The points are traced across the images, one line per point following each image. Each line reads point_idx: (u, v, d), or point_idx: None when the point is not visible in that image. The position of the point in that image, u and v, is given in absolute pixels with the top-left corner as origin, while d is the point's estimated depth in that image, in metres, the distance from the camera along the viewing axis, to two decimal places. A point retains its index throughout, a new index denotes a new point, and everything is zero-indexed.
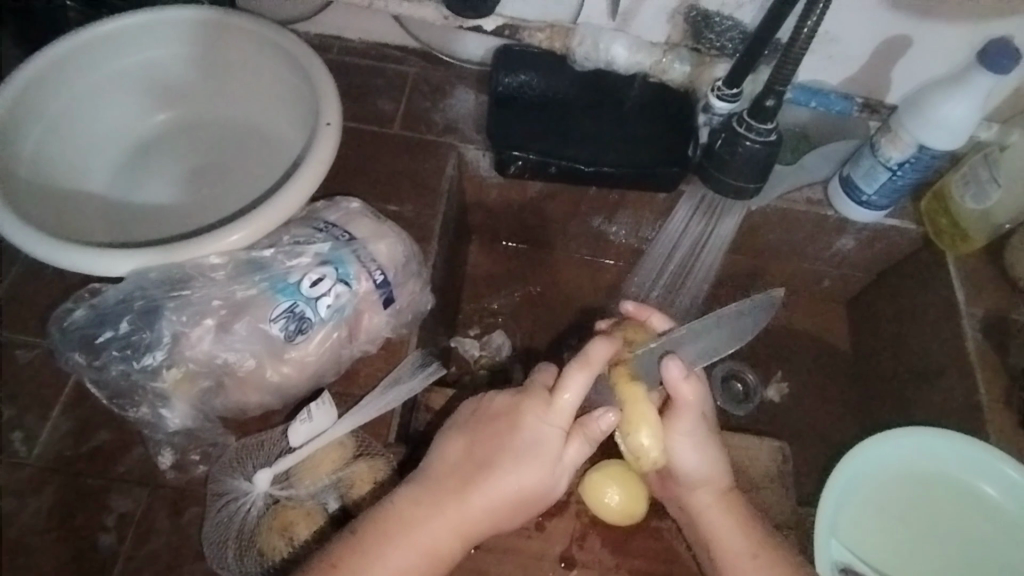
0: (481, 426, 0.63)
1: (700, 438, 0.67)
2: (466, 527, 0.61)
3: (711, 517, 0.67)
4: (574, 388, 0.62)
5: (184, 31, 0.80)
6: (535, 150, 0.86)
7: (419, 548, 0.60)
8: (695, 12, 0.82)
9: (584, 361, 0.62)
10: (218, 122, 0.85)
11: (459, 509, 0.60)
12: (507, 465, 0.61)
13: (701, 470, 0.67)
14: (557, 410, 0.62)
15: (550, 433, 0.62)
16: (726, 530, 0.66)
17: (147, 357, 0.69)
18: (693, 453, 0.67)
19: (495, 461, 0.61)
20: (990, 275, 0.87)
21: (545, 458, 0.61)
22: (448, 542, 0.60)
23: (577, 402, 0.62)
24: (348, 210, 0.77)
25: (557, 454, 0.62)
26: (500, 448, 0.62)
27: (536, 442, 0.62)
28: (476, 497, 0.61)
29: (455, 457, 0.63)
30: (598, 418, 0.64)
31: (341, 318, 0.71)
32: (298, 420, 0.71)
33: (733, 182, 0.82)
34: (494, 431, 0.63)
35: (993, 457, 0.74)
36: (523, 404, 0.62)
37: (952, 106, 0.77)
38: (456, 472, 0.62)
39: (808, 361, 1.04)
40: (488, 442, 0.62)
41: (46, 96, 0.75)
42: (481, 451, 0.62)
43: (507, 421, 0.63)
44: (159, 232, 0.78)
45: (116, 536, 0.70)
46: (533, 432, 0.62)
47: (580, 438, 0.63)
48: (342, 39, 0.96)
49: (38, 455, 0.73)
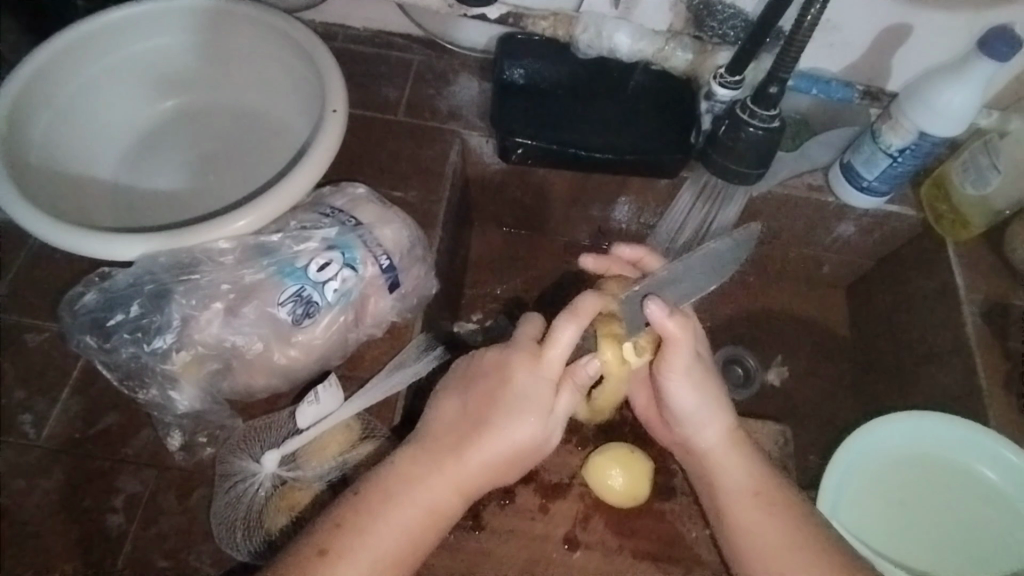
0: (473, 385, 0.65)
1: (694, 378, 0.68)
2: (463, 481, 0.63)
3: (721, 465, 0.69)
4: (563, 339, 0.62)
5: (190, 18, 0.81)
6: (538, 137, 0.87)
7: (420, 502, 0.62)
8: (698, 1, 0.83)
9: (571, 314, 0.63)
10: (224, 110, 0.86)
11: (457, 463, 0.63)
12: (499, 419, 0.63)
13: (698, 413, 0.69)
14: (546, 361, 0.63)
15: (538, 385, 0.63)
16: (735, 479, 0.68)
17: (157, 340, 0.70)
18: (685, 394, 0.68)
19: (488, 416, 0.63)
20: (989, 261, 0.88)
21: (537, 410, 0.63)
22: (447, 497, 0.63)
23: (566, 350, 0.63)
24: (354, 196, 0.78)
25: (547, 406, 0.63)
26: (493, 404, 0.64)
27: (527, 396, 0.63)
28: (472, 452, 0.63)
29: (450, 415, 0.65)
30: (585, 365, 0.66)
31: (348, 302, 0.72)
32: (306, 401, 0.72)
33: (734, 169, 0.82)
34: (486, 388, 0.64)
35: (992, 440, 0.75)
36: (509, 360, 0.64)
37: (953, 93, 0.78)
38: (452, 429, 0.64)
39: (808, 346, 1.05)
40: (481, 398, 0.64)
41: (54, 83, 0.75)
42: (474, 407, 0.64)
43: (497, 376, 0.64)
44: (167, 218, 0.78)
45: (126, 517, 0.71)
46: (521, 385, 0.63)
47: (570, 387, 0.65)
48: (346, 27, 0.97)
49: (48, 437, 0.74)
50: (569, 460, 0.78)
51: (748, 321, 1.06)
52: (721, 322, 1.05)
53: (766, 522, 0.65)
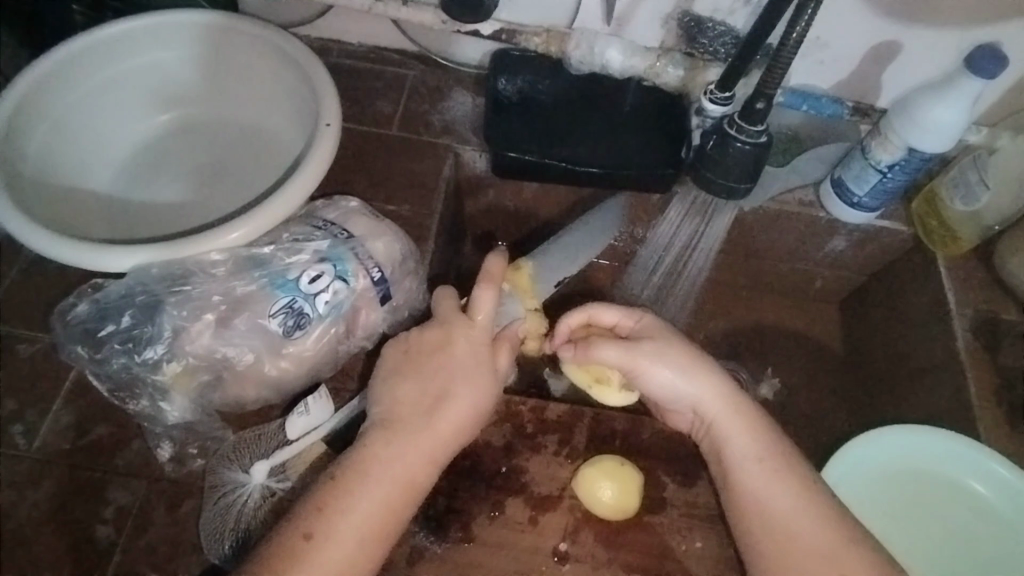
0: (420, 363, 0.67)
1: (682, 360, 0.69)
2: (435, 453, 0.64)
3: (725, 432, 0.68)
4: (483, 304, 0.67)
5: (188, 33, 0.82)
6: (532, 151, 0.87)
7: (396, 478, 0.62)
8: (688, 18, 0.84)
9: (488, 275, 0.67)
10: (219, 124, 0.87)
11: (425, 433, 0.64)
12: (452, 387, 0.66)
13: (685, 386, 0.69)
14: (478, 326, 0.67)
15: (482, 350, 0.67)
16: (741, 446, 0.67)
17: (147, 351, 0.70)
18: (673, 375, 0.69)
19: (440, 386, 0.66)
20: (979, 275, 0.88)
21: (482, 374, 0.67)
22: (421, 469, 0.63)
23: (490, 311, 0.67)
24: (346, 209, 0.78)
25: (491, 368, 0.67)
26: (447, 375, 0.66)
27: (472, 362, 0.67)
28: (434, 421, 0.64)
29: (405, 393, 0.66)
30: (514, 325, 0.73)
31: (339, 314, 0.73)
32: (296, 412, 0.72)
33: (724, 184, 0.83)
34: (435, 363, 0.67)
35: (984, 457, 0.75)
36: (452, 332, 0.67)
37: (940, 110, 0.79)
38: (413, 406, 0.65)
39: (800, 360, 1.06)
40: (429, 370, 0.66)
41: (51, 96, 0.76)
42: (429, 382, 0.66)
43: (439, 350, 0.67)
44: (161, 229, 0.79)
45: (115, 527, 0.71)
46: (470, 353, 0.67)
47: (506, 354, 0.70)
48: (341, 42, 0.98)
49: (39, 448, 0.74)
50: (559, 473, 0.78)
51: (740, 337, 1.06)
52: (715, 336, 1.06)
53: (779, 491, 0.64)
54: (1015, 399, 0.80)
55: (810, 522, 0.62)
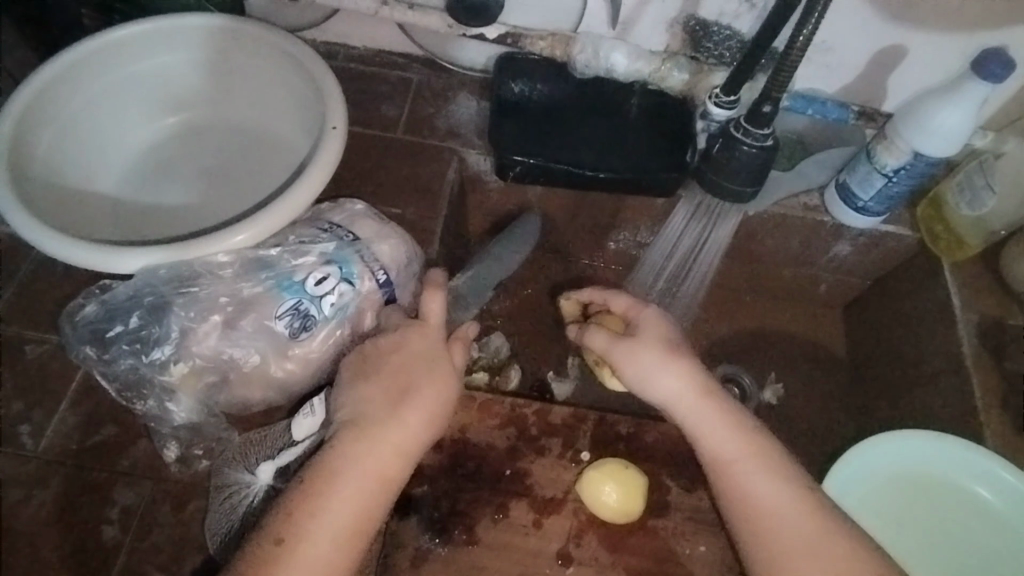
0: (376, 363, 0.65)
1: (666, 352, 0.66)
2: (403, 447, 0.61)
3: (707, 427, 0.64)
4: (436, 303, 0.67)
5: (195, 36, 0.82)
6: (535, 154, 0.88)
7: (364, 475, 0.59)
8: (693, 22, 0.84)
9: (435, 284, 0.68)
10: (225, 127, 0.87)
11: (390, 430, 0.61)
12: (411, 383, 0.63)
13: (676, 386, 0.65)
14: (431, 326, 0.67)
15: (437, 346, 0.66)
16: (727, 441, 0.63)
17: (155, 352, 0.71)
18: (663, 371, 0.66)
19: (398, 382, 0.63)
20: (984, 280, 0.88)
21: (439, 366, 0.65)
22: (391, 463, 0.60)
23: (441, 314, 0.67)
24: (352, 212, 0.79)
25: (447, 363, 0.65)
26: (405, 373, 0.64)
27: (429, 357, 0.65)
28: (395, 417, 0.62)
29: (361, 396, 0.63)
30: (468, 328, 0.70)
31: (345, 316, 0.73)
32: (303, 413, 0.69)
33: (731, 188, 0.83)
34: (389, 362, 0.64)
35: (990, 463, 0.75)
36: (407, 335, 0.66)
37: (946, 114, 0.79)
38: (374, 404, 0.63)
39: (804, 364, 1.06)
40: (387, 371, 0.64)
41: (60, 99, 0.77)
42: (387, 379, 0.64)
43: (394, 350, 0.65)
44: (167, 232, 0.80)
45: (120, 528, 0.72)
46: (421, 350, 0.65)
47: (462, 346, 0.69)
48: (347, 46, 0.98)
49: (45, 448, 0.74)
50: (564, 476, 0.78)
51: (743, 340, 1.06)
52: (718, 340, 1.06)
53: (771, 490, 0.61)
54: (1021, 404, 0.80)
55: (805, 522, 0.59)
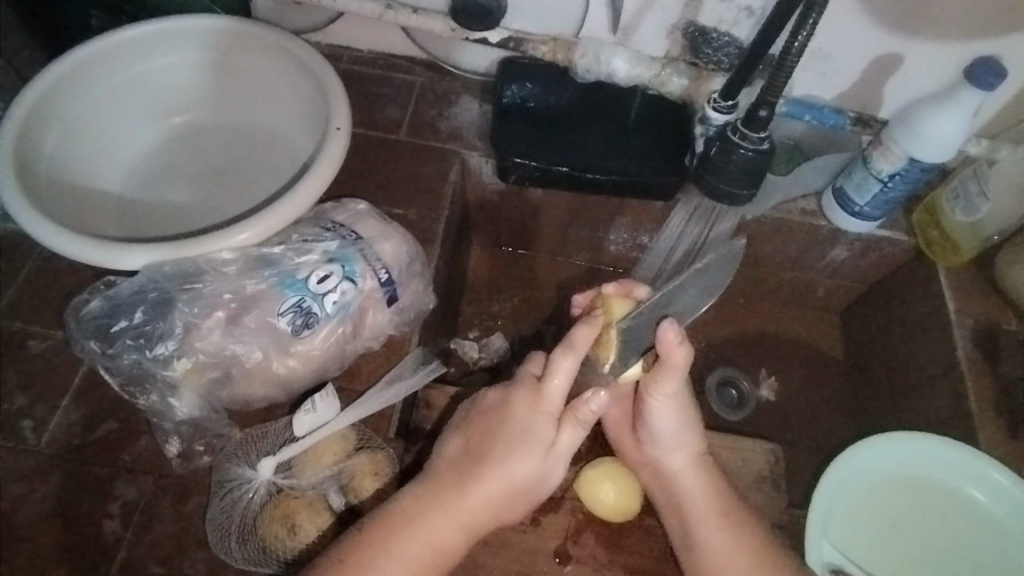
0: (473, 424, 0.68)
1: (674, 401, 0.70)
2: (467, 519, 0.65)
3: (689, 494, 0.71)
4: (560, 375, 0.65)
5: (201, 37, 0.84)
6: (537, 158, 0.89)
7: (422, 538, 0.63)
8: (693, 28, 0.86)
9: (569, 346, 0.65)
10: (230, 127, 0.88)
11: (459, 499, 0.65)
12: (501, 458, 0.65)
13: (672, 436, 0.72)
14: (547, 398, 0.65)
15: (538, 420, 0.66)
16: (703, 504, 0.70)
17: (159, 347, 0.72)
18: (662, 417, 0.71)
19: (490, 456, 0.65)
20: (978, 286, 0.89)
21: (537, 446, 0.65)
22: (450, 534, 0.64)
23: (564, 385, 0.65)
24: (355, 211, 0.80)
25: (545, 441, 0.65)
26: (493, 442, 0.66)
27: (529, 431, 0.65)
28: (474, 488, 0.65)
29: (453, 456, 0.67)
30: (588, 401, 0.65)
31: (346, 314, 0.74)
32: (303, 410, 0.73)
33: (723, 188, 0.83)
34: (486, 426, 0.67)
35: (982, 464, 0.76)
36: (510, 398, 0.67)
37: (940, 121, 0.80)
38: (454, 468, 0.67)
39: (800, 367, 1.07)
40: (481, 439, 0.67)
41: (66, 97, 0.78)
42: (475, 444, 0.67)
43: (498, 415, 0.67)
44: (172, 229, 0.81)
45: (122, 522, 0.72)
46: (520, 421, 0.66)
47: (572, 424, 0.66)
48: (351, 48, 0.99)
49: (47, 443, 0.75)
50: (561, 475, 0.79)
51: (740, 343, 1.08)
52: (715, 343, 1.07)
53: (735, 539, 0.67)
54: (1013, 409, 0.81)
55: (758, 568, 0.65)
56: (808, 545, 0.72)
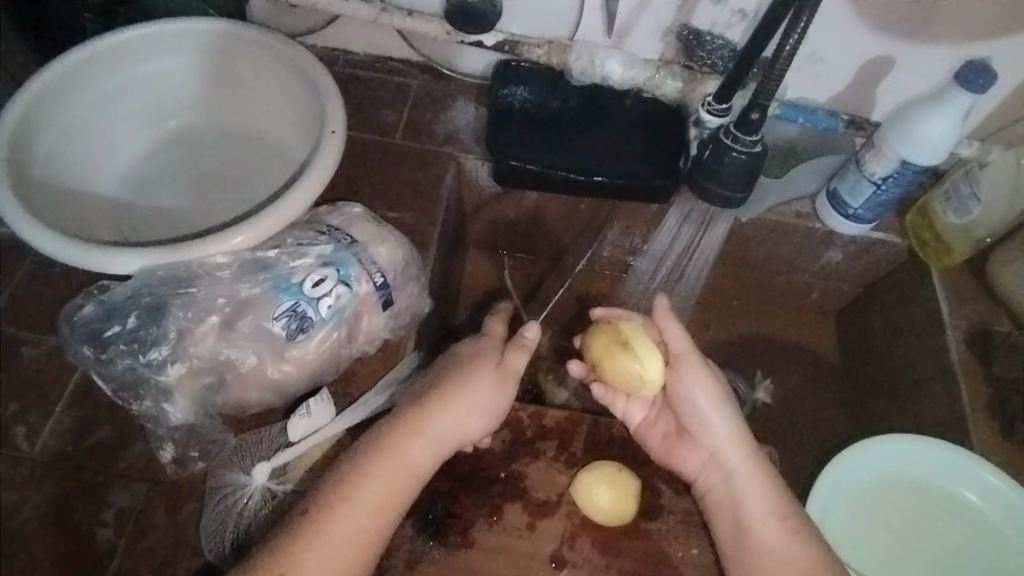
0: (429, 371, 0.70)
1: (701, 366, 0.70)
2: (427, 441, 0.65)
3: (745, 487, 0.68)
4: (496, 326, 0.72)
5: (197, 40, 0.83)
6: (533, 160, 0.89)
7: (384, 466, 0.63)
8: (687, 31, 0.86)
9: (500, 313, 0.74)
10: (224, 131, 0.88)
11: (417, 425, 0.64)
12: (453, 380, 0.66)
13: (714, 417, 0.70)
14: (487, 337, 0.71)
15: (481, 347, 0.69)
16: (755, 502, 0.67)
17: (152, 352, 0.71)
18: (701, 393, 0.70)
19: (442, 382, 0.67)
20: (972, 288, 0.89)
21: (483, 363, 0.68)
22: (414, 460, 0.64)
23: (498, 329, 0.72)
24: (350, 215, 0.80)
25: (491, 363, 0.68)
26: (443, 373, 0.68)
27: (473, 356, 0.68)
28: (430, 414, 0.65)
29: (410, 394, 0.68)
30: (523, 334, 0.70)
31: (341, 319, 0.73)
32: (299, 414, 0.73)
33: (717, 193, 0.82)
34: (436, 367, 0.69)
35: (975, 465, 0.76)
36: (457, 343, 0.71)
37: (933, 122, 0.80)
38: (410, 401, 0.67)
39: (794, 370, 1.08)
40: (434, 375, 0.68)
41: (60, 99, 0.77)
42: (427, 380, 0.68)
43: (446, 356, 0.70)
44: (165, 234, 0.80)
45: (115, 529, 0.73)
46: (466, 353, 0.69)
47: (516, 352, 0.70)
48: (347, 51, 0.99)
49: (39, 450, 0.74)
50: (558, 478, 0.79)
51: (736, 346, 1.08)
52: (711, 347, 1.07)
53: (788, 543, 0.64)
54: (1009, 410, 0.81)
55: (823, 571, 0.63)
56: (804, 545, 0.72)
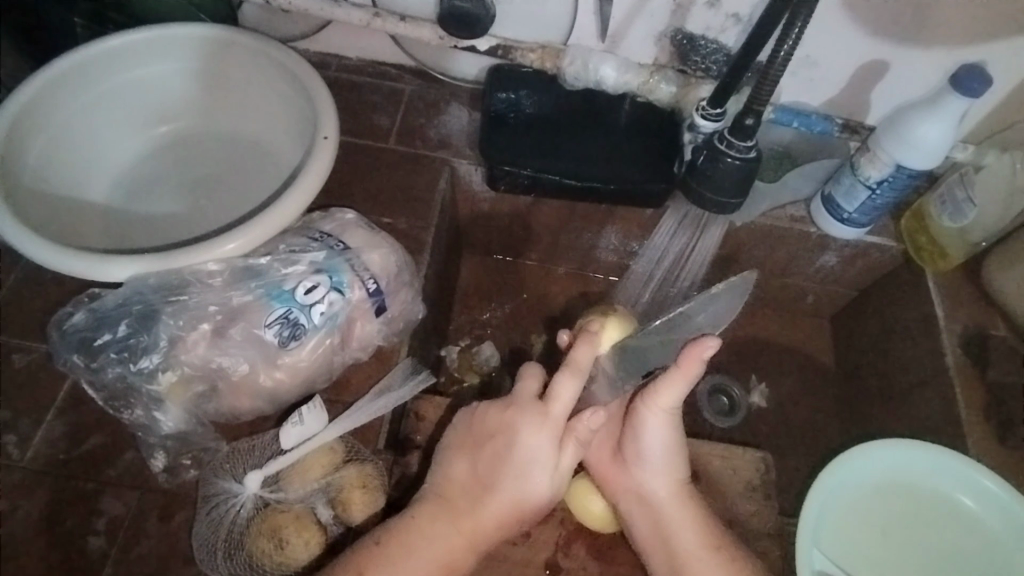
0: (480, 446, 0.69)
1: (669, 417, 0.70)
2: (475, 537, 0.67)
3: (675, 523, 0.70)
4: (565, 391, 0.67)
5: (188, 46, 0.83)
6: (526, 165, 0.89)
7: (431, 558, 0.65)
8: (681, 35, 0.86)
9: (573, 365, 0.67)
10: (218, 137, 0.88)
11: (470, 520, 0.67)
12: (514, 480, 0.67)
13: (661, 455, 0.71)
14: (552, 413, 0.67)
15: (546, 442, 0.67)
16: (690, 536, 0.69)
17: (143, 360, 0.71)
18: (654, 434, 0.70)
19: (502, 478, 0.67)
20: (966, 291, 0.89)
21: (544, 467, 0.67)
22: (460, 552, 0.66)
23: (569, 402, 0.67)
24: (343, 221, 0.79)
25: (551, 467, 0.67)
26: (501, 465, 0.68)
27: (535, 459, 0.67)
28: (484, 510, 0.67)
29: (460, 478, 0.69)
30: (586, 418, 0.68)
31: (334, 325, 0.73)
32: (291, 422, 0.72)
33: (711, 199, 0.82)
34: (493, 450, 0.68)
35: (974, 471, 0.76)
36: (517, 422, 0.68)
37: (927, 127, 0.79)
38: (463, 491, 0.69)
39: (788, 374, 1.08)
40: (490, 462, 0.68)
41: (51, 106, 0.77)
42: (483, 466, 0.69)
43: (506, 435, 0.68)
44: (158, 241, 0.80)
45: (108, 538, 0.71)
46: (529, 445, 0.67)
47: (573, 442, 0.68)
48: (340, 56, 0.99)
49: (30, 458, 0.74)
50: None
51: (730, 349, 1.08)
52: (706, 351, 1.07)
53: None
54: (1004, 414, 0.81)
55: None
56: (799, 554, 0.71)
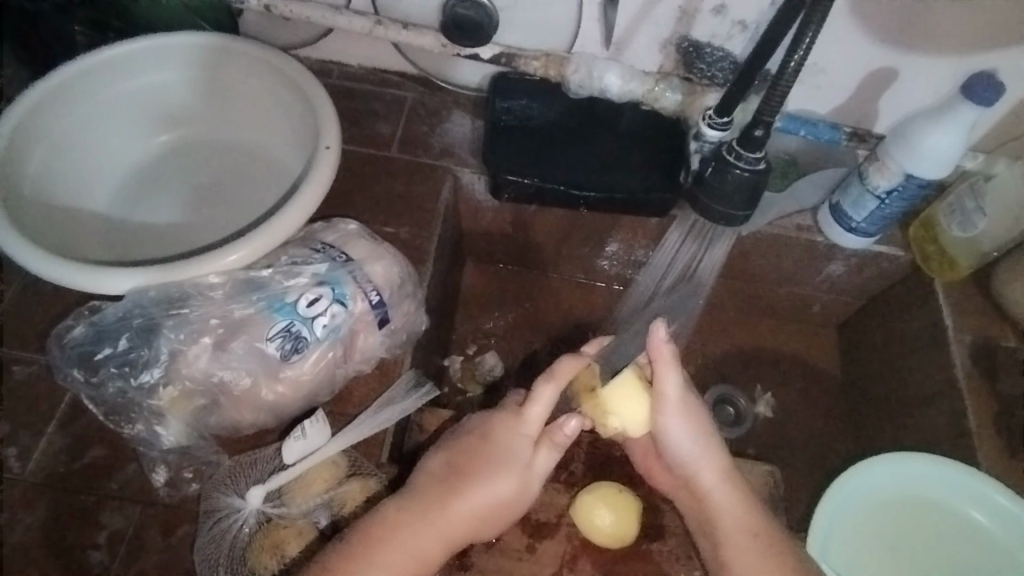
0: (458, 443, 0.69)
1: (685, 410, 0.68)
2: (450, 532, 0.65)
3: (716, 511, 0.68)
4: (541, 399, 0.67)
5: (186, 54, 0.82)
6: (531, 174, 0.88)
7: (407, 549, 0.64)
8: (687, 43, 0.85)
9: (549, 374, 0.66)
10: (219, 146, 0.87)
11: (444, 513, 0.65)
12: (489, 474, 0.66)
13: (693, 449, 0.68)
14: (528, 413, 0.67)
15: (521, 441, 0.67)
16: (731, 522, 0.67)
17: (144, 375, 0.70)
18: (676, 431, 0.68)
19: (477, 473, 0.66)
20: (976, 301, 0.88)
21: (515, 465, 0.66)
22: (434, 545, 0.65)
23: (543, 412, 0.67)
24: (346, 232, 0.79)
25: (524, 461, 0.67)
26: (478, 459, 0.67)
27: (510, 453, 0.67)
28: (458, 503, 0.66)
29: (434, 471, 0.68)
30: (562, 425, 0.67)
31: (337, 338, 0.72)
32: (293, 437, 0.71)
33: (720, 208, 0.80)
34: (472, 446, 0.68)
35: (987, 487, 0.74)
36: (493, 420, 0.68)
37: (936, 136, 0.79)
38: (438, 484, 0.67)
39: (794, 383, 1.07)
40: (466, 456, 0.68)
41: (51, 117, 0.76)
42: (460, 461, 0.68)
43: (482, 433, 0.68)
44: (161, 252, 0.79)
45: (109, 553, 0.70)
46: (506, 441, 0.67)
47: (549, 445, 0.68)
48: (342, 64, 0.98)
49: (31, 472, 0.73)
50: (557, 500, 0.78)
51: (735, 360, 1.08)
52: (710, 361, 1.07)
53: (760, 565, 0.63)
54: (1015, 426, 0.79)
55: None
56: None
